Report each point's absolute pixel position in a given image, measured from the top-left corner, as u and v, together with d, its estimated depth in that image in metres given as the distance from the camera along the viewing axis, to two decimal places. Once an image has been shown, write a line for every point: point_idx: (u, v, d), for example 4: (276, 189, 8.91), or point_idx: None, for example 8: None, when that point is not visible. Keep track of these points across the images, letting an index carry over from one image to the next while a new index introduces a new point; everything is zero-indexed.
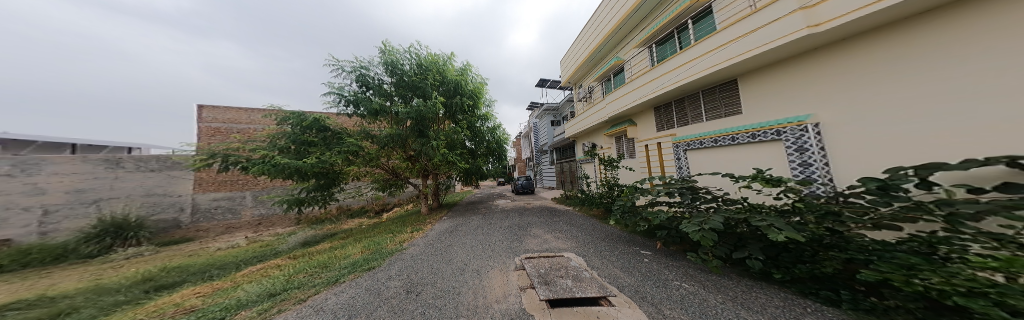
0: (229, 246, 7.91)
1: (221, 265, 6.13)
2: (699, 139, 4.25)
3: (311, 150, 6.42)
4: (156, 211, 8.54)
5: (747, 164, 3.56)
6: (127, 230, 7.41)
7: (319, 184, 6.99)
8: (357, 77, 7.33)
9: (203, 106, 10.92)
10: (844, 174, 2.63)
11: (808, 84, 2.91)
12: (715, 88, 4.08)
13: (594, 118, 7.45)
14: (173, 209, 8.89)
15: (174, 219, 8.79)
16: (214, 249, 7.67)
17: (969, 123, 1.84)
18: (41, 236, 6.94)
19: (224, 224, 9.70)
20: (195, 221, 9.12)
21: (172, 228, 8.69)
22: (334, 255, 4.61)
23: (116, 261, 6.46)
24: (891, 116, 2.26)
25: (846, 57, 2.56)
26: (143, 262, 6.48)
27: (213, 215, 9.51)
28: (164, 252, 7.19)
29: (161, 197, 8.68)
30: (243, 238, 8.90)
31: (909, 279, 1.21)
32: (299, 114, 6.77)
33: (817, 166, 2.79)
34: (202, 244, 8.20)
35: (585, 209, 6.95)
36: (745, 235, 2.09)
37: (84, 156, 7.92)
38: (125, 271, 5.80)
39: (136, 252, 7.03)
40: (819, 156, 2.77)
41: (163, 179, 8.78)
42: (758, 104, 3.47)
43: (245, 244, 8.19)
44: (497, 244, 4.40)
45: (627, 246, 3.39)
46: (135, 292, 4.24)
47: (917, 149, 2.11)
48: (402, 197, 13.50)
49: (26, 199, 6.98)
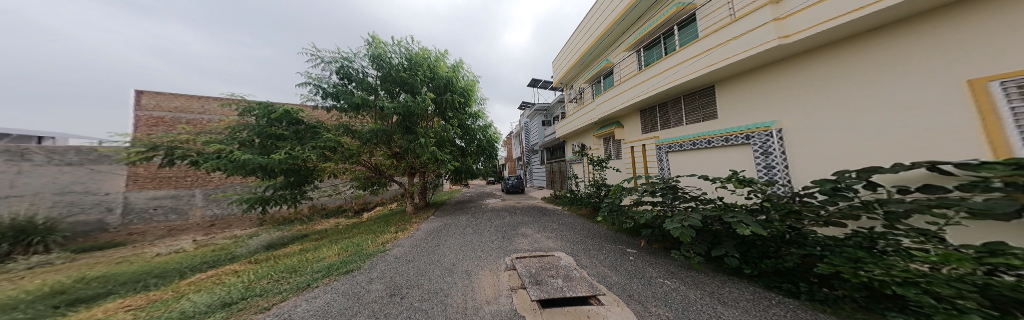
0: (172, 252, 6.86)
1: (160, 273, 5.29)
2: (679, 142, 4.54)
3: (280, 144, 5.79)
4: (74, 211, 7.17)
5: (720, 166, 3.88)
6: (32, 235, 6.15)
7: (288, 181, 6.35)
8: (337, 68, 6.83)
9: (143, 90, 9.45)
10: (801, 175, 2.99)
11: (776, 92, 3.23)
12: (695, 93, 4.41)
13: (584, 119, 7.70)
14: (98, 209, 7.54)
15: (98, 221, 7.44)
16: (152, 255, 6.60)
17: (904, 129, 2.17)
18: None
19: (166, 226, 8.42)
20: (127, 223, 7.84)
21: (95, 232, 7.34)
22: (305, 258, 4.19)
23: (16, 271, 5.29)
24: (846, 122, 2.57)
25: (809, 68, 2.88)
26: (52, 272, 5.36)
27: (152, 216, 8.29)
28: (83, 260, 6.03)
29: (81, 196, 7.34)
30: (191, 241, 7.78)
31: (856, 271, 1.36)
32: (264, 103, 6.08)
33: (779, 168, 3.13)
34: (136, 249, 7.02)
35: (573, 209, 7.10)
36: (720, 233, 2.23)
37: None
38: (27, 284, 4.76)
39: (43, 261, 5.80)
40: (781, 160, 3.12)
41: (86, 174, 7.49)
42: (730, 109, 3.82)
43: (193, 248, 7.17)
44: (488, 244, 4.31)
45: (614, 244, 3.50)
46: (39, 308, 3.49)
47: (863, 151, 2.44)
48: (384, 196, 12.82)
49: None
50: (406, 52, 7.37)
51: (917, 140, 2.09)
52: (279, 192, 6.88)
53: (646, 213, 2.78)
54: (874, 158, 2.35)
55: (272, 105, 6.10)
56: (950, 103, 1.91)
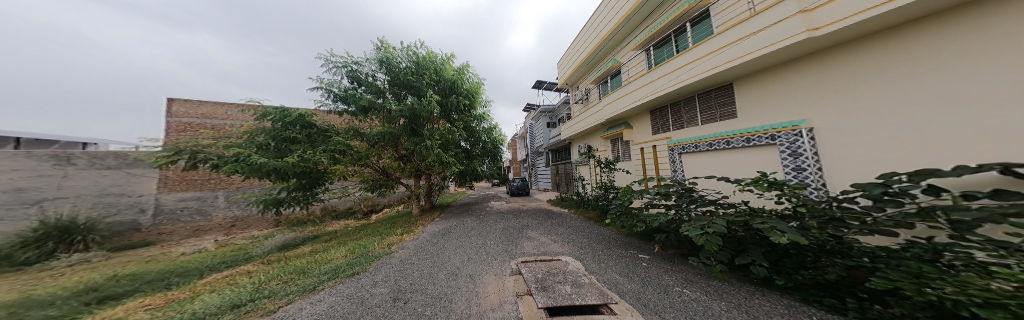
0: (196, 251, 7.21)
1: (183, 272, 5.54)
2: (694, 143, 4.31)
3: (293, 147, 5.96)
4: (112, 212, 7.68)
5: (741, 168, 3.61)
6: (75, 233, 6.61)
7: (300, 183, 6.53)
8: (348, 73, 7.03)
9: (173, 98, 10.11)
10: (838, 179, 2.67)
11: (805, 89, 2.98)
12: (712, 91, 4.19)
13: (590, 120, 7.53)
14: (133, 210, 8.06)
15: (132, 221, 7.94)
16: (178, 254, 6.96)
17: (948, 130, 1.96)
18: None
19: (190, 226, 8.89)
20: (157, 223, 8.34)
21: (130, 232, 7.83)
22: (314, 260, 4.26)
23: (58, 268, 5.69)
24: (882, 122, 2.35)
25: (841, 63, 2.64)
26: (89, 269, 5.72)
27: (179, 217, 8.76)
28: (118, 259, 6.43)
29: (118, 197, 7.86)
30: (213, 241, 8.15)
31: (921, 288, 1.08)
32: (278, 108, 6.28)
33: (811, 170, 2.86)
34: (164, 248, 7.42)
35: (580, 212, 6.90)
36: (746, 240, 2.01)
37: (30, 152, 7.10)
38: (66, 280, 5.10)
39: (83, 259, 6.23)
40: (813, 161, 2.84)
41: (123, 177, 8.05)
42: (751, 108, 3.60)
43: (214, 248, 7.50)
44: (492, 247, 4.23)
45: (625, 249, 3.32)
46: (73, 304, 3.71)
47: (901, 153, 2.22)
48: (392, 198, 13.04)
49: None
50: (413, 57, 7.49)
51: (966, 143, 1.86)
52: (292, 194, 7.10)
53: (661, 217, 2.61)
54: (915, 162, 2.12)
55: (286, 109, 6.30)
56: (1003, 101, 1.69)
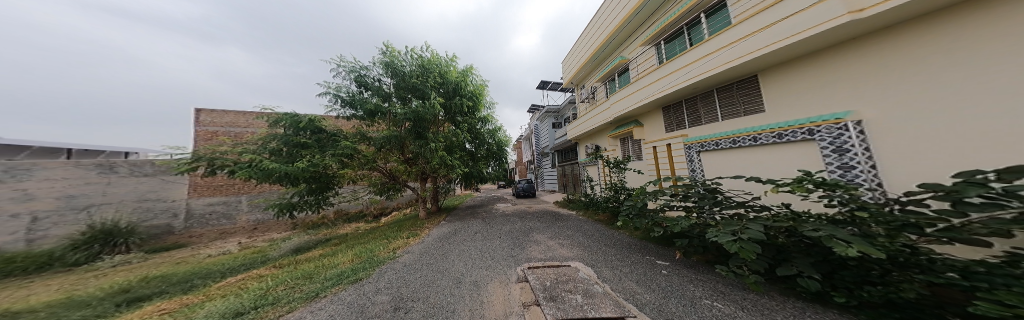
0: (221, 253, 7.57)
1: (205, 274, 5.80)
2: (716, 140, 4.02)
3: (304, 152, 6.11)
4: (149, 216, 8.19)
5: (772, 166, 3.29)
6: (118, 236, 7.11)
7: (311, 187, 6.69)
8: (355, 78, 7.17)
9: (200, 109, 10.78)
10: (895, 178, 2.27)
11: (850, 77, 2.58)
12: (733, 84, 3.84)
13: (597, 119, 7.27)
14: (166, 214, 8.55)
15: (167, 225, 8.46)
16: (204, 256, 7.33)
17: (1015, 123, 1.63)
18: (27, 244, 6.41)
19: (218, 229, 9.41)
20: (188, 227, 8.84)
21: (164, 235, 8.35)
22: (321, 264, 4.30)
23: (103, 268, 6.14)
24: (938, 116, 2.01)
25: (889, 49, 2.29)
26: (128, 270, 6.12)
27: (208, 221, 9.27)
28: (154, 260, 6.86)
29: (155, 202, 8.41)
30: (236, 244, 8.54)
31: None
32: (289, 113, 6.45)
33: (861, 168, 2.48)
34: (193, 250, 7.86)
35: (589, 214, 6.60)
36: (789, 248, 1.75)
37: (78, 161, 7.55)
38: (105, 281, 5.46)
39: (123, 260, 6.69)
40: (864, 158, 2.46)
41: (157, 184, 8.55)
42: (780, 102, 3.25)
43: (237, 250, 7.86)
44: (498, 252, 4.08)
45: (641, 255, 3.07)
46: (105, 306, 3.92)
47: (965, 150, 1.87)
48: (401, 200, 13.26)
49: (12, 206, 6.49)
50: (419, 61, 7.57)
51: None
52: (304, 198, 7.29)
53: (683, 221, 2.37)
54: (978, 161, 1.79)
55: (297, 115, 6.46)
56: None
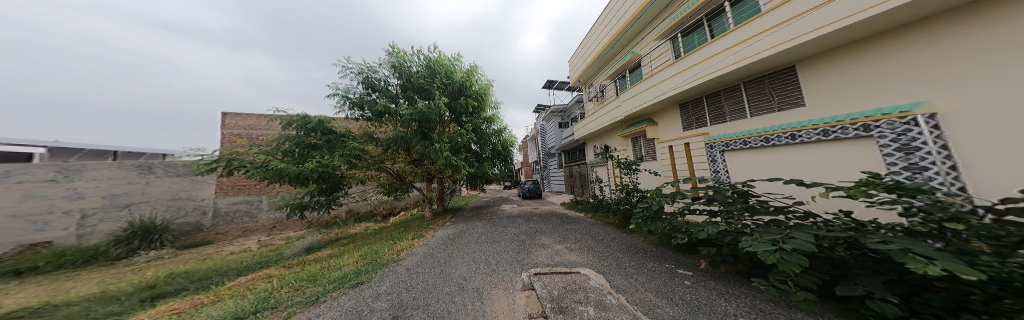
0: (241, 250, 7.91)
1: (224, 271, 6.02)
2: (742, 138, 3.52)
3: (314, 153, 6.24)
4: (180, 214, 8.74)
5: (813, 168, 2.72)
6: (153, 233, 7.62)
7: (321, 188, 6.83)
8: (363, 79, 7.30)
9: (225, 113, 11.41)
10: (988, 183, 1.71)
11: (923, 63, 2.04)
12: (764, 77, 3.42)
13: (607, 118, 6.93)
14: (196, 212, 9.10)
15: (196, 222, 8.99)
16: (227, 252, 7.69)
17: None
18: (78, 238, 6.88)
19: (241, 227, 9.90)
20: (215, 224, 9.43)
21: (193, 232, 8.86)
22: (327, 265, 4.32)
23: (139, 264, 6.54)
24: None
25: (955, 30, 1.88)
26: (161, 265, 6.50)
27: (232, 219, 9.77)
28: (183, 256, 7.25)
29: (186, 201, 8.95)
30: (256, 241, 8.92)
31: None
32: (301, 115, 6.62)
33: (938, 171, 1.84)
34: (218, 247, 8.26)
35: (598, 216, 6.26)
36: (851, 264, 1.43)
37: (120, 162, 8.12)
38: (138, 276, 5.78)
39: (157, 255, 7.11)
40: (941, 157, 1.83)
41: (187, 184, 9.07)
42: (828, 95, 2.73)
43: (256, 248, 8.18)
44: (502, 256, 3.90)
45: (659, 263, 2.76)
46: (131, 301, 4.11)
47: None
48: (408, 201, 13.45)
49: (67, 203, 6.90)
50: (425, 62, 7.61)
51: None
52: (315, 198, 7.46)
53: (710, 227, 2.09)
54: None
55: (307, 117, 6.60)
56: None
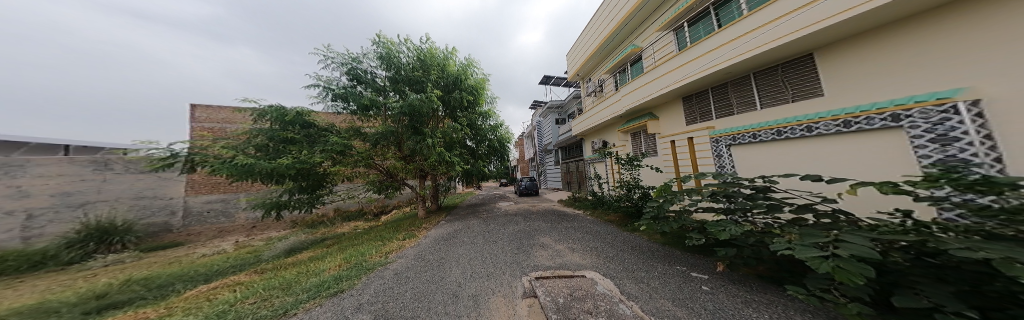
0: (215, 253, 7.20)
1: (190, 277, 5.41)
2: (752, 131, 3.40)
3: (290, 148, 5.68)
4: (146, 214, 7.83)
5: (831, 163, 2.60)
6: (113, 234, 6.80)
7: (302, 185, 6.28)
8: (347, 70, 6.78)
9: (194, 105, 10.45)
10: None
11: (969, 43, 1.86)
12: (778, 67, 3.28)
13: (606, 112, 6.78)
14: (165, 212, 8.21)
15: (165, 223, 8.13)
16: (198, 255, 6.97)
17: None
18: (23, 242, 6.09)
19: (216, 227, 9.11)
20: (186, 225, 8.52)
21: (162, 233, 8.03)
22: (304, 270, 3.89)
23: (94, 268, 5.81)
24: None
25: (990, 10, 1.76)
26: (120, 270, 5.82)
27: (206, 219, 8.98)
28: (147, 259, 6.52)
29: (152, 200, 8.01)
30: (233, 242, 8.21)
31: None
32: (277, 106, 6.03)
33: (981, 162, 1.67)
34: (189, 249, 7.53)
35: (598, 214, 6.12)
36: (909, 271, 1.23)
37: (73, 157, 7.16)
38: (88, 283, 5.09)
39: (117, 259, 6.36)
40: (983, 148, 1.67)
41: (155, 181, 8.12)
42: (853, 84, 2.57)
43: (232, 250, 7.52)
44: (499, 258, 3.66)
45: (669, 264, 2.57)
46: (68, 315, 3.51)
47: None
48: (400, 199, 12.96)
49: (9, 203, 6.19)
50: (415, 53, 7.17)
51: None
52: (297, 196, 6.91)
53: (732, 226, 1.87)
54: None
55: (282, 108, 6.00)
56: None
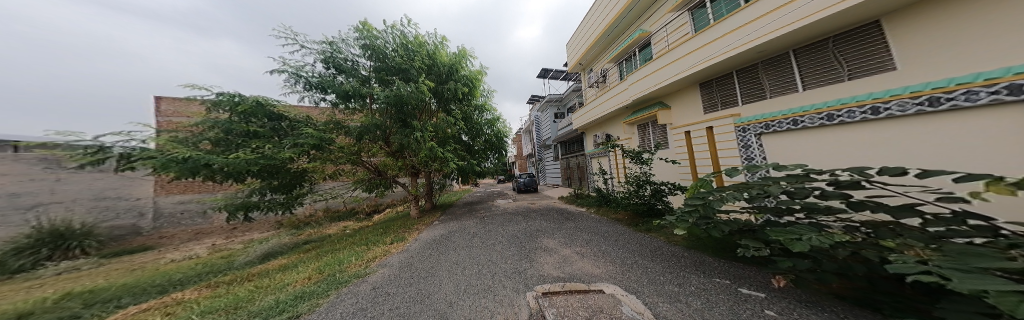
0: (186, 258, 6.37)
1: (144, 288, 4.61)
2: (793, 117, 2.88)
3: (250, 142, 4.88)
4: (110, 216, 6.94)
5: (914, 152, 2.05)
6: (70, 239, 5.94)
7: (273, 184, 5.50)
8: (324, 58, 6.03)
9: (162, 97, 9.44)
10: None
11: None
12: (829, 40, 2.80)
13: (611, 103, 6.33)
14: (132, 214, 7.31)
15: (132, 225, 7.22)
16: (167, 261, 6.15)
17: None
18: None
19: (193, 229, 8.24)
20: (158, 227, 7.61)
21: (130, 236, 7.13)
22: (269, 284, 3.27)
23: (45, 277, 5.01)
24: None
25: None
26: (70, 279, 4.99)
27: (180, 221, 8.02)
28: (108, 266, 5.68)
29: (116, 201, 7.11)
30: (208, 246, 7.35)
31: None
32: (234, 94, 5.18)
33: None
34: (158, 253, 6.69)
35: (605, 212, 5.71)
36: None
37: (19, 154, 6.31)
38: (26, 295, 4.30)
39: (72, 266, 5.53)
40: None
41: (117, 180, 7.21)
42: (957, 51, 1.98)
43: (206, 254, 6.72)
44: (498, 266, 3.17)
45: (708, 277, 2.09)
46: None
47: None
48: (394, 197, 12.31)
49: None
50: (401, 38, 6.46)
51: None
52: (273, 196, 6.17)
53: (815, 234, 1.31)
54: None
55: (242, 96, 5.19)
56: None
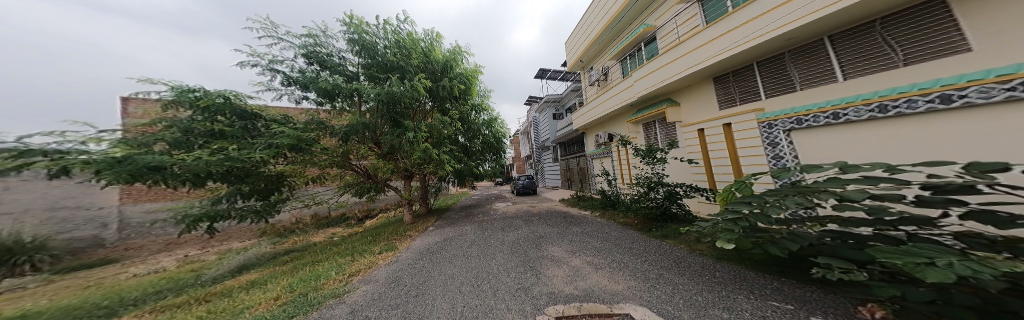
0: (152, 272, 5.63)
1: (90, 308, 3.90)
2: (837, 109, 2.69)
3: (219, 142, 4.32)
4: (68, 227, 6.08)
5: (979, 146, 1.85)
6: (17, 253, 5.14)
7: (243, 190, 4.85)
8: (306, 52, 5.51)
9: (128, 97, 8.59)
10: None
11: None
12: (875, 23, 2.50)
13: (614, 102, 6.05)
14: (93, 225, 6.44)
15: (94, 237, 6.38)
16: (128, 276, 5.39)
17: None
18: None
19: (164, 240, 7.42)
20: (124, 237, 6.77)
21: (90, 248, 6.29)
22: (231, 306, 2.73)
23: None
24: None
25: None
26: (7, 301, 4.21)
27: (150, 230, 7.20)
28: (58, 283, 4.92)
29: (74, 211, 6.23)
30: (180, 258, 6.60)
31: None
32: (189, 89, 4.56)
33: None
34: (122, 266, 5.91)
35: (611, 215, 5.37)
36: None
37: None
38: None
39: (14, 285, 4.75)
40: None
41: (76, 188, 6.34)
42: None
43: (177, 266, 5.98)
44: (501, 281, 2.74)
45: (761, 300, 1.69)
46: None
47: None
48: (388, 202, 11.74)
49: None
50: (394, 33, 6.02)
51: None
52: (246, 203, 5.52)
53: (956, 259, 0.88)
54: None
55: (199, 92, 4.57)
56: None
